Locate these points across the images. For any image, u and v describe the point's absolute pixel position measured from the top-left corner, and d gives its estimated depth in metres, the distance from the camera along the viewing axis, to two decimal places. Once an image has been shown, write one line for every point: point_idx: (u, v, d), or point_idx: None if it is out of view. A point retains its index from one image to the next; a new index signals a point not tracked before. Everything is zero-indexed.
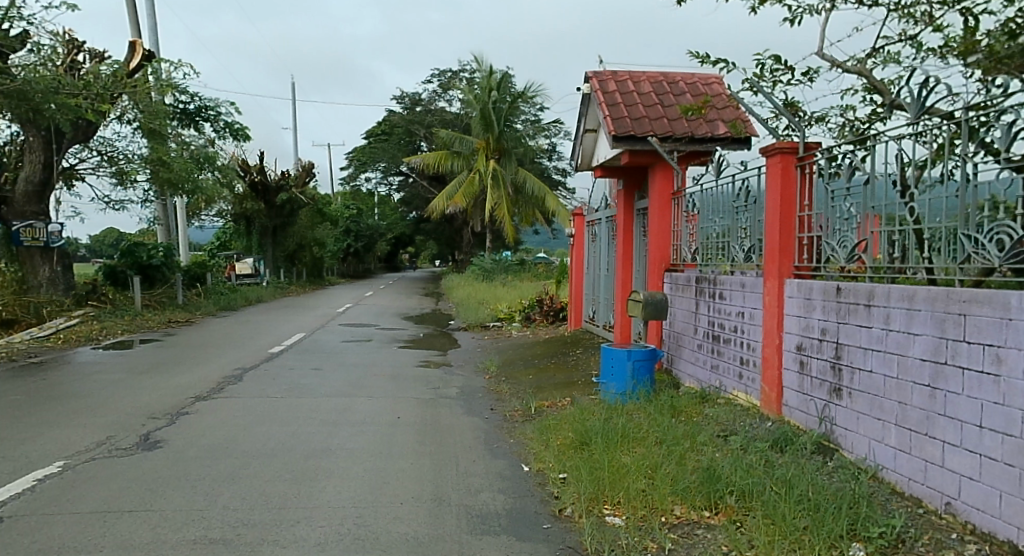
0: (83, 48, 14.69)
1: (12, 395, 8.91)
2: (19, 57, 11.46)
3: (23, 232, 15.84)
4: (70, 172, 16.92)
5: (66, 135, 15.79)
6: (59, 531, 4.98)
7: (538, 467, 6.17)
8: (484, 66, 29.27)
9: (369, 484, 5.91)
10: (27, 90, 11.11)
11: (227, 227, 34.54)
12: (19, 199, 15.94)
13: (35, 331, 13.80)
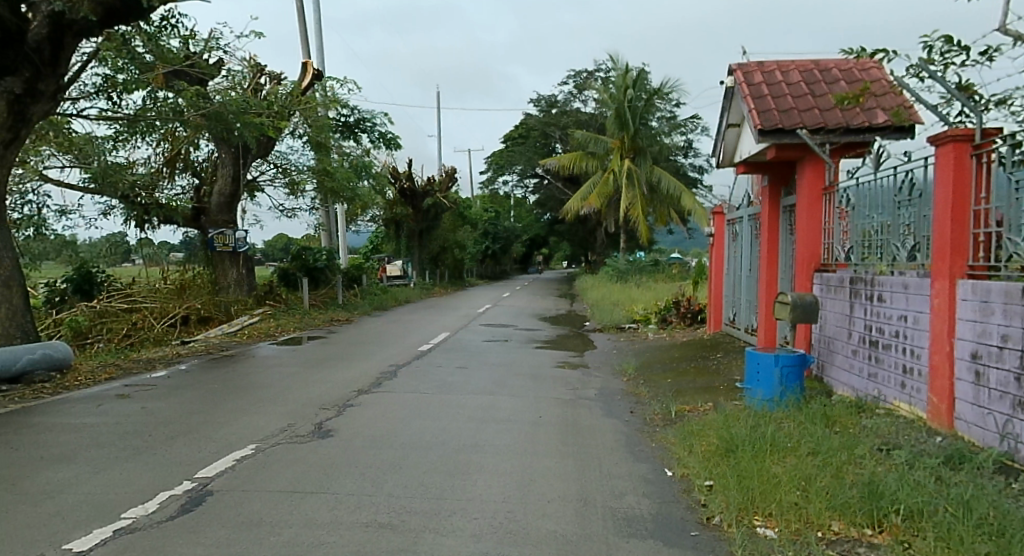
0: (266, 72, 15.99)
1: (209, 384, 9.96)
2: (215, 84, 13.27)
3: (216, 239, 17.53)
4: (253, 184, 18.48)
5: (251, 152, 17.36)
6: (257, 506, 5.61)
7: (682, 473, 6.32)
8: (620, 64, 29.22)
9: (518, 480, 6.26)
10: (223, 112, 12.42)
11: (378, 231, 36.41)
12: (214, 210, 17.71)
13: (226, 327, 15.31)
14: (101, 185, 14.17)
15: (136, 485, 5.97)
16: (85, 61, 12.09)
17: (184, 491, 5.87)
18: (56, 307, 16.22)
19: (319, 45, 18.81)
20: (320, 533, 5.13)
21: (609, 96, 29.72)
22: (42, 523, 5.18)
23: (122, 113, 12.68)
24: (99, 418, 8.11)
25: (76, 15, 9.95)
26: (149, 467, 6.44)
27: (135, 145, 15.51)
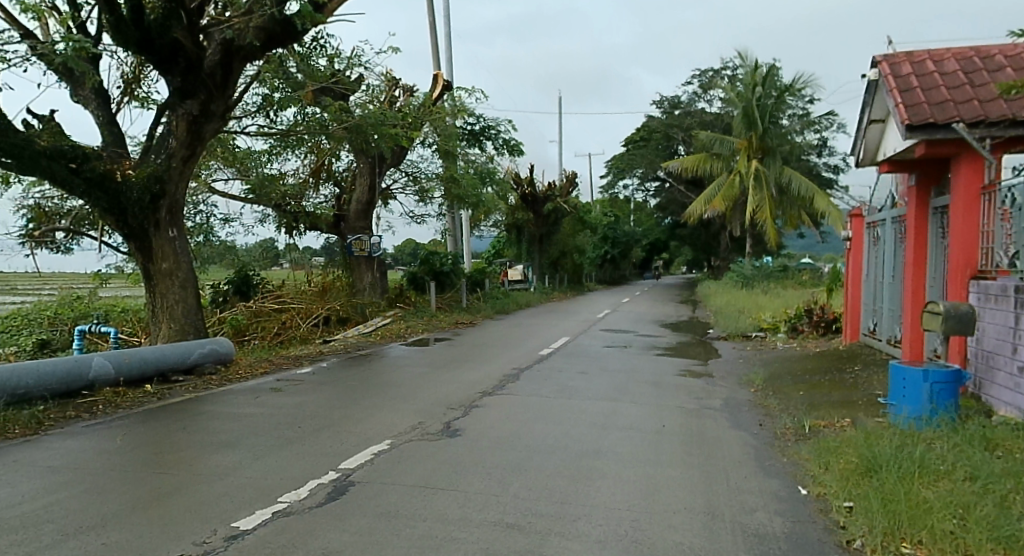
0: (399, 85, 16.69)
1: (347, 381, 10.52)
2: (357, 97, 14.74)
3: (354, 244, 18.61)
4: (386, 193, 19.34)
5: (386, 161, 18.21)
6: (394, 499, 5.93)
7: (819, 492, 6.17)
8: (748, 61, 28.51)
9: (641, 489, 6.31)
10: (364, 125, 13.44)
11: (499, 236, 36.97)
12: (352, 217, 18.68)
13: (361, 328, 16.08)
14: (258, 195, 16.13)
15: (289, 473, 6.44)
16: (247, 83, 13.14)
17: (330, 480, 6.29)
18: (220, 307, 17.25)
19: (449, 56, 19.44)
20: (451, 529, 5.36)
21: (737, 94, 29.00)
22: (210, 502, 5.70)
23: (276, 129, 13.77)
24: (251, 410, 8.75)
25: (243, 42, 10.98)
26: (297, 457, 6.91)
27: (287, 158, 16.63)
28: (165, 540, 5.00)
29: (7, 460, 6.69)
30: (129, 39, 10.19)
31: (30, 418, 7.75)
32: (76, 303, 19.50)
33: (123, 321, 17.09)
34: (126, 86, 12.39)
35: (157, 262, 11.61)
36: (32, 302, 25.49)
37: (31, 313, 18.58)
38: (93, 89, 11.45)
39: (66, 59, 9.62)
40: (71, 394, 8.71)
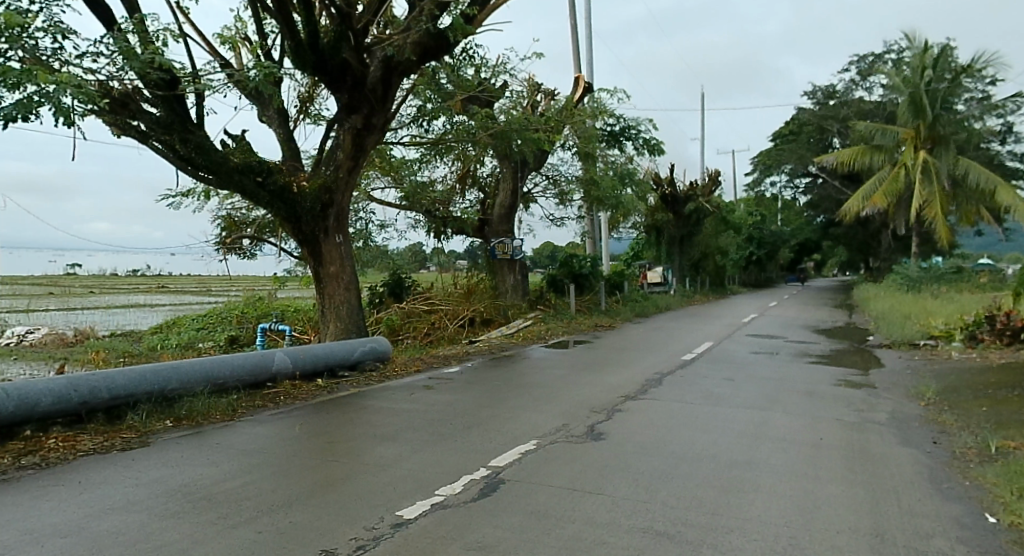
0: (541, 89, 16.72)
1: (492, 381, 10.60)
2: (501, 103, 14.99)
3: (497, 248, 18.81)
4: (528, 196, 19.46)
5: (528, 165, 18.30)
6: (542, 499, 5.86)
7: (1010, 521, 5.57)
8: (917, 43, 26.75)
9: (801, 504, 5.94)
10: (507, 129, 13.79)
11: (639, 238, 36.49)
12: (495, 220, 18.96)
13: (505, 330, 16.20)
14: (411, 202, 17.07)
15: (438, 469, 6.50)
16: (403, 96, 13.55)
17: (481, 476, 6.33)
18: (377, 308, 18.16)
19: (588, 57, 19.31)
20: (601, 532, 5.24)
21: (902, 80, 27.21)
22: (372, 493, 5.89)
23: (427, 138, 14.32)
24: (403, 406, 8.95)
25: (401, 57, 11.41)
26: (447, 453, 6.98)
27: (437, 166, 17.14)
28: (331, 528, 5.19)
29: (204, 442, 7.23)
30: (307, 62, 10.77)
31: (227, 405, 8.42)
32: (258, 303, 20.83)
33: (296, 320, 18.05)
34: (301, 105, 13.08)
35: (325, 266, 12.14)
36: (213, 305, 27.54)
37: (221, 312, 20.11)
38: (275, 110, 12.07)
39: (257, 84, 10.47)
40: (259, 386, 9.32)
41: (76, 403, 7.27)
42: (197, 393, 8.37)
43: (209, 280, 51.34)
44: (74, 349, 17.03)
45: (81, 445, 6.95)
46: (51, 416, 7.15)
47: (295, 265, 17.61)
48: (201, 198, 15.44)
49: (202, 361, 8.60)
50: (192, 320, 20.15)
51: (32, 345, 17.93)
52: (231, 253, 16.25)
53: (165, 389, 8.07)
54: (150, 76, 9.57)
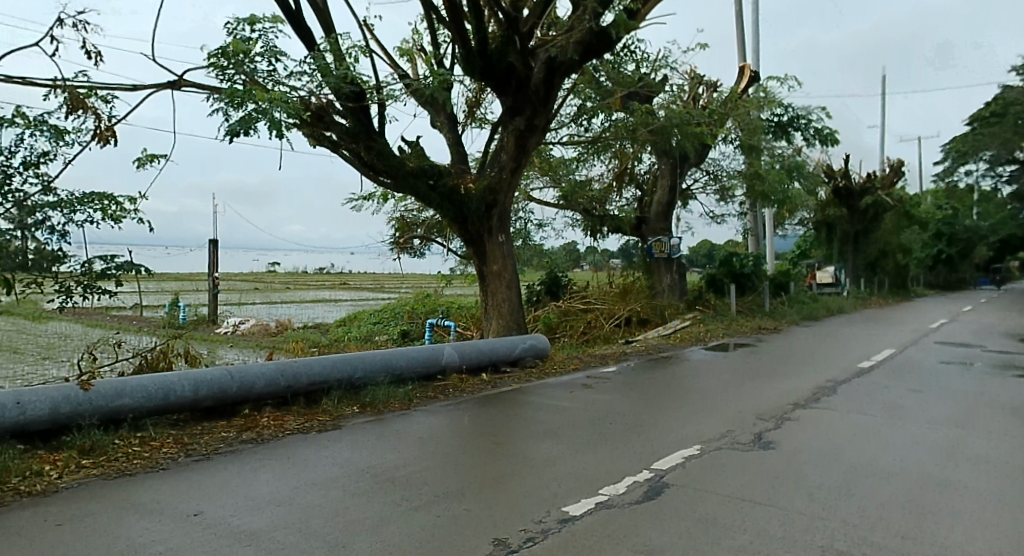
0: (703, 82, 16.20)
1: (652, 383, 10.36)
2: (660, 98, 14.69)
3: (655, 246, 18.35)
4: (686, 193, 18.95)
5: (688, 160, 17.83)
6: (709, 507, 5.60)
7: None
8: None
9: (1004, 534, 5.33)
10: (668, 124, 13.61)
11: (809, 235, 34.82)
12: (652, 219, 18.60)
13: (661, 331, 15.88)
14: (569, 202, 17.12)
15: (600, 470, 6.38)
16: (563, 97, 13.55)
17: (645, 480, 6.15)
18: (533, 306, 18.18)
19: (755, 45, 18.52)
20: (773, 546, 4.93)
21: None
22: (541, 486, 5.89)
23: (585, 136, 14.24)
24: (566, 403, 8.92)
25: (564, 57, 11.35)
26: (610, 454, 6.85)
27: (594, 164, 17.02)
28: (500, 519, 5.22)
29: (386, 428, 7.54)
30: (474, 67, 11.21)
31: (404, 394, 8.70)
32: (426, 299, 21.53)
33: (460, 316, 18.42)
34: (468, 109, 13.34)
35: (489, 264, 12.31)
36: (386, 301, 28.75)
37: (394, 307, 20.98)
38: (446, 116, 12.37)
39: (433, 92, 10.89)
40: (430, 378, 9.57)
41: (282, 386, 7.89)
42: (379, 382, 8.76)
43: (385, 278, 53.80)
44: (272, 339, 18.29)
45: (287, 424, 7.51)
46: (262, 397, 7.84)
47: (461, 263, 18.03)
48: (380, 201, 16.15)
49: (383, 352, 8.99)
50: (370, 314, 21.08)
51: (242, 334, 19.36)
52: (404, 252, 16.91)
53: (352, 377, 8.51)
54: (344, 90, 10.11)
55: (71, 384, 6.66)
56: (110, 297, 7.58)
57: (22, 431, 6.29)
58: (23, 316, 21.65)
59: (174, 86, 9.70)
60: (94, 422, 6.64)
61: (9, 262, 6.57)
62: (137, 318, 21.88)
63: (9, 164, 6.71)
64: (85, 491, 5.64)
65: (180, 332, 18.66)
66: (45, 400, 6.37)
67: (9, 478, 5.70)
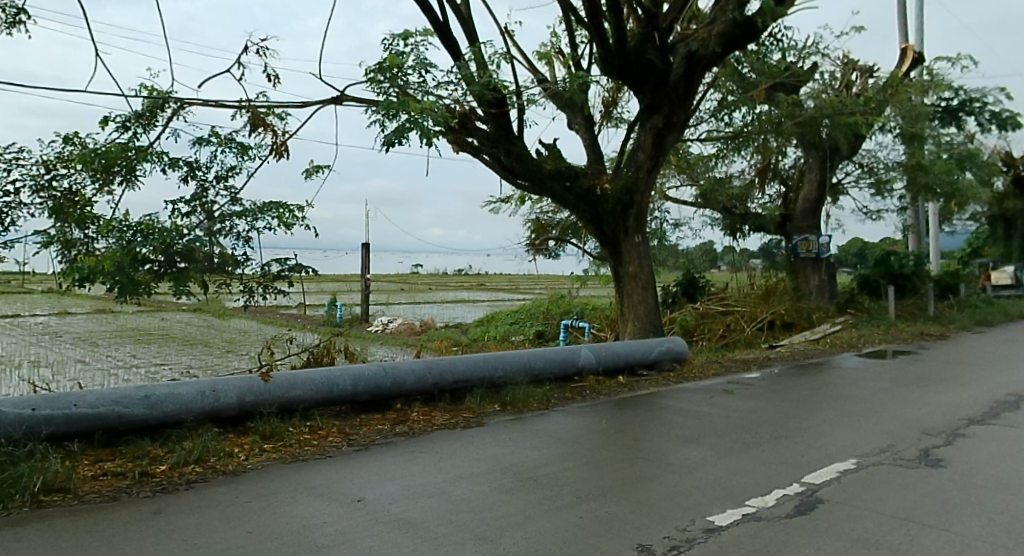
0: (859, 66, 15.17)
1: (800, 391, 9.67)
2: (808, 88, 13.80)
3: (801, 245, 17.49)
4: (838, 187, 17.84)
5: (840, 153, 16.69)
6: (870, 527, 5.04)
7: None
8: None
9: None
10: (818, 115, 13.07)
11: (984, 232, 31.97)
12: (798, 216, 17.62)
13: (808, 335, 14.98)
14: (708, 200, 16.45)
15: (745, 480, 5.92)
16: (703, 91, 12.97)
17: (795, 493, 5.65)
18: (670, 307, 17.62)
19: (921, 25, 17.18)
20: None
21: None
22: (686, 493, 5.52)
23: (726, 132, 13.59)
24: (711, 409, 8.44)
25: (706, 51, 10.97)
26: (757, 464, 6.36)
27: (735, 160, 16.24)
28: (637, 525, 4.90)
29: (525, 428, 7.38)
30: (613, 67, 10.82)
31: (543, 395, 8.50)
32: (561, 300, 21.31)
33: (595, 318, 18.08)
34: (604, 109, 13.04)
35: (624, 266, 11.96)
36: (523, 302, 28.79)
37: (529, 308, 20.87)
38: (583, 117, 12.10)
39: (570, 93, 10.72)
40: (567, 379, 9.33)
41: (430, 382, 7.90)
42: (519, 382, 8.61)
43: (524, 279, 54.05)
44: (418, 338, 18.66)
45: (434, 420, 7.51)
46: (413, 394, 7.88)
47: (595, 264, 17.69)
48: (516, 204, 16.08)
49: (522, 353, 8.84)
50: (507, 314, 21.11)
51: (390, 333, 19.86)
52: (539, 254, 16.76)
53: (494, 376, 8.41)
54: (487, 98, 10.08)
55: (254, 376, 6.99)
56: (286, 297, 7.88)
57: (217, 416, 6.65)
58: (207, 312, 23.42)
59: (336, 102, 10.01)
60: (273, 410, 6.91)
61: (204, 267, 7.10)
62: (299, 316, 23.09)
63: (204, 178, 7.15)
64: (262, 473, 5.87)
65: (337, 329, 19.44)
66: (235, 387, 6.72)
67: (207, 457, 6.04)
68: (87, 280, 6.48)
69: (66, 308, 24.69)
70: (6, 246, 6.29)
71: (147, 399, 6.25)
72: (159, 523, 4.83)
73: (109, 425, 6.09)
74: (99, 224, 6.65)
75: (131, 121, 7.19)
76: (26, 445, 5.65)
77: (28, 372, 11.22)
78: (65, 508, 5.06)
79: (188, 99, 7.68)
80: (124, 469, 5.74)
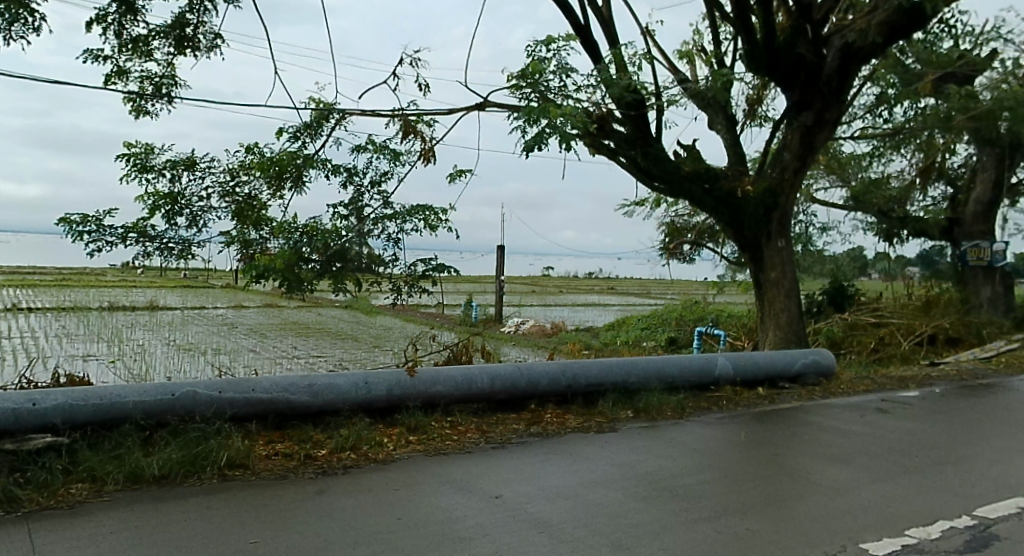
0: None
1: (967, 414, 8.89)
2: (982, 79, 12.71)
3: (970, 252, 16.27)
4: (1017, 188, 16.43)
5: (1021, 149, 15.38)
6: None
7: None
8: None
9: None
10: (996, 107, 11.98)
11: None
12: (968, 220, 16.36)
13: (979, 353, 13.83)
14: (860, 203, 15.55)
15: (905, 507, 5.47)
16: (860, 84, 12.24)
17: (964, 526, 5.16)
18: (815, 317, 16.71)
19: None
20: None
21: None
22: (835, 517, 5.16)
23: (887, 126, 12.84)
24: (865, 428, 7.91)
25: (865, 41, 10.34)
26: (920, 491, 5.87)
27: (892, 160, 15.25)
28: (786, 545, 4.62)
29: (661, 436, 7.17)
30: (760, 63, 10.37)
31: (678, 403, 8.24)
32: (696, 306, 20.75)
33: (733, 326, 17.48)
34: (749, 108, 12.55)
35: (766, 271, 11.38)
36: (657, 306, 28.28)
37: (662, 313, 20.41)
38: (725, 117, 11.69)
39: (713, 92, 10.40)
40: (703, 388, 9.01)
41: (563, 385, 7.84)
42: (652, 389, 8.40)
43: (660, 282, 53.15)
44: (551, 340, 18.66)
45: (568, 422, 7.43)
46: (547, 395, 7.84)
47: (733, 270, 17.09)
48: (652, 206, 15.82)
49: (656, 359, 8.63)
50: (639, 319, 20.77)
51: (522, 334, 20.02)
52: (674, 258, 16.40)
53: (627, 381, 8.24)
54: (625, 100, 9.92)
55: (400, 370, 7.19)
56: (429, 296, 7.97)
57: (369, 407, 6.84)
58: (356, 308, 24.46)
59: (480, 108, 10.17)
60: (418, 405, 7.06)
61: (356, 266, 7.38)
62: (438, 315, 23.67)
63: (361, 184, 7.43)
64: (409, 463, 6.00)
65: (475, 329, 19.80)
66: (385, 380, 6.92)
67: (360, 445, 6.23)
68: (262, 277, 7.02)
69: (238, 301, 26.61)
70: (198, 246, 6.89)
71: (311, 387, 6.52)
72: (314, 504, 5.03)
73: (279, 409, 6.37)
74: (272, 225, 7.07)
75: (300, 132, 7.61)
76: (214, 423, 5.99)
77: (194, 357, 12.07)
78: (245, 482, 5.35)
79: (348, 110, 8.02)
80: (292, 451, 6.00)
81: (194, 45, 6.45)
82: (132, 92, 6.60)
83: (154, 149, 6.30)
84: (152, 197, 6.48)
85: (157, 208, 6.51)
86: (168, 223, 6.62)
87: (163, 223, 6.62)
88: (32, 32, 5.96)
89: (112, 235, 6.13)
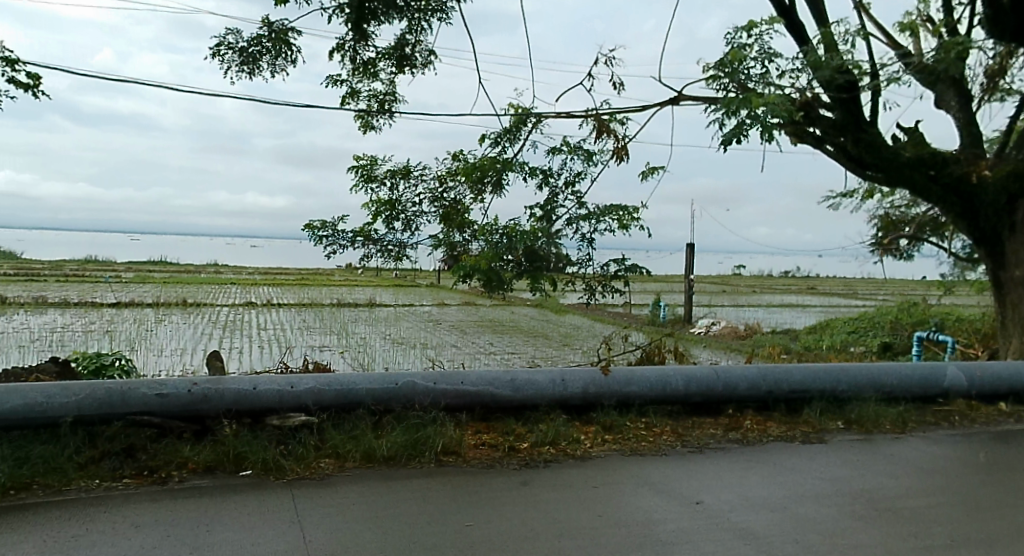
0: None
1: None
2: None
3: None
4: None
5: None
6: None
7: None
8: None
9: None
10: None
11: None
12: None
13: None
14: None
15: None
16: None
17: None
18: None
19: None
20: None
21: None
22: None
23: None
24: None
25: None
26: None
27: None
28: None
29: (879, 451, 6.71)
30: (1005, 26, 9.45)
31: (897, 416, 7.67)
32: (914, 308, 19.12)
33: (956, 331, 15.92)
34: (989, 81, 11.42)
35: (1010, 269, 10.28)
36: (866, 308, 26.37)
37: (873, 316, 18.97)
38: (958, 91, 10.69)
39: (948, 62, 9.57)
40: (927, 401, 8.30)
41: (764, 390, 7.56)
42: (865, 398, 7.87)
43: (866, 282, 49.70)
44: (744, 342, 17.97)
45: (769, 430, 7.17)
46: (746, 399, 7.59)
47: (962, 266, 15.57)
48: (863, 198, 14.82)
49: (870, 366, 8.08)
50: (845, 322, 19.48)
51: (715, 335, 19.43)
52: (888, 254, 15.25)
53: (836, 389, 7.78)
54: (837, 83, 9.38)
55: (595, 369, 7.26)
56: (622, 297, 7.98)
57: (565, 404, 6.97)
58: (548, 307, 24.85)
59: (673, 102, 10.02)
60: (613, 404, 7.09)
61: (551, 267, 7.54)
62: (628, 315, 23.48)
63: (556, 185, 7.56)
64: (607, 461, 6.07)
65: (664, 330, 19.46)
66: (580, 378, 7.02)
67: (559, 441, 6.37)
68: (467, 276, 7.31)
69: (441, 299, 27.91)
70: (411, 248, 7.31)
71: (513, 382, 6.76)
72: (520, 494, 5.23)
73: (485, 401, 6.64)
74: (474, 227, 7.37)
75: (500, 138, 7.88)
76: (431, 412, 6.37)
77: (407, 351, 12.80)
78: (458, 469, 5.64)
79: (543, 114, 8.21)
80: (496, 442, 6.25)
81: (413, 62, 6.88)
82: (361, 110, 7.14)
83: (378, 160, 6.78)
84: (374, 204, 7.00)
85: (378, 214, 7.01)
86: (387, 227, 7.11)
87: (383, 227, 7.11)
88: (291, 63, 6.57)
89: (344, 239, 6.68)
